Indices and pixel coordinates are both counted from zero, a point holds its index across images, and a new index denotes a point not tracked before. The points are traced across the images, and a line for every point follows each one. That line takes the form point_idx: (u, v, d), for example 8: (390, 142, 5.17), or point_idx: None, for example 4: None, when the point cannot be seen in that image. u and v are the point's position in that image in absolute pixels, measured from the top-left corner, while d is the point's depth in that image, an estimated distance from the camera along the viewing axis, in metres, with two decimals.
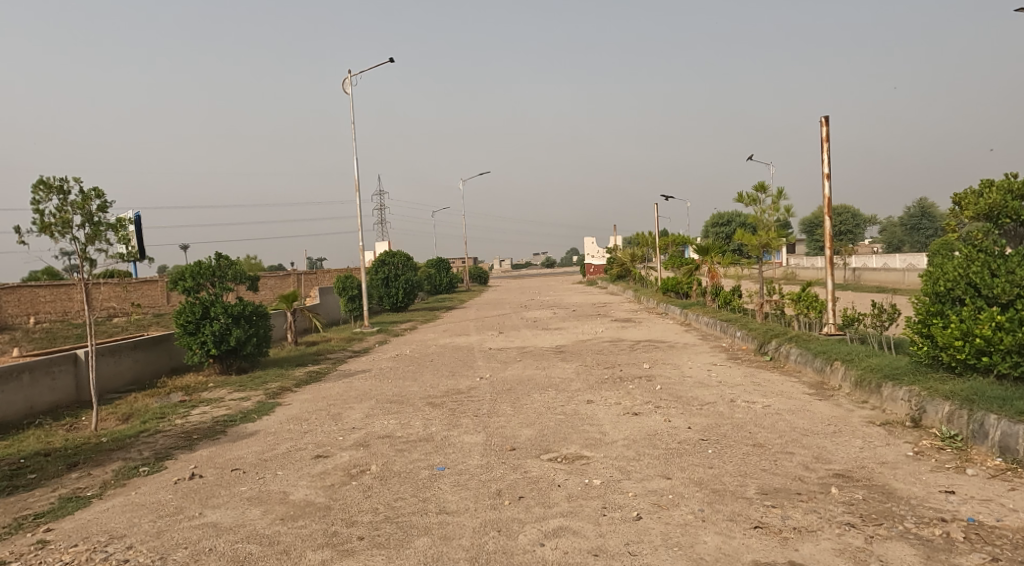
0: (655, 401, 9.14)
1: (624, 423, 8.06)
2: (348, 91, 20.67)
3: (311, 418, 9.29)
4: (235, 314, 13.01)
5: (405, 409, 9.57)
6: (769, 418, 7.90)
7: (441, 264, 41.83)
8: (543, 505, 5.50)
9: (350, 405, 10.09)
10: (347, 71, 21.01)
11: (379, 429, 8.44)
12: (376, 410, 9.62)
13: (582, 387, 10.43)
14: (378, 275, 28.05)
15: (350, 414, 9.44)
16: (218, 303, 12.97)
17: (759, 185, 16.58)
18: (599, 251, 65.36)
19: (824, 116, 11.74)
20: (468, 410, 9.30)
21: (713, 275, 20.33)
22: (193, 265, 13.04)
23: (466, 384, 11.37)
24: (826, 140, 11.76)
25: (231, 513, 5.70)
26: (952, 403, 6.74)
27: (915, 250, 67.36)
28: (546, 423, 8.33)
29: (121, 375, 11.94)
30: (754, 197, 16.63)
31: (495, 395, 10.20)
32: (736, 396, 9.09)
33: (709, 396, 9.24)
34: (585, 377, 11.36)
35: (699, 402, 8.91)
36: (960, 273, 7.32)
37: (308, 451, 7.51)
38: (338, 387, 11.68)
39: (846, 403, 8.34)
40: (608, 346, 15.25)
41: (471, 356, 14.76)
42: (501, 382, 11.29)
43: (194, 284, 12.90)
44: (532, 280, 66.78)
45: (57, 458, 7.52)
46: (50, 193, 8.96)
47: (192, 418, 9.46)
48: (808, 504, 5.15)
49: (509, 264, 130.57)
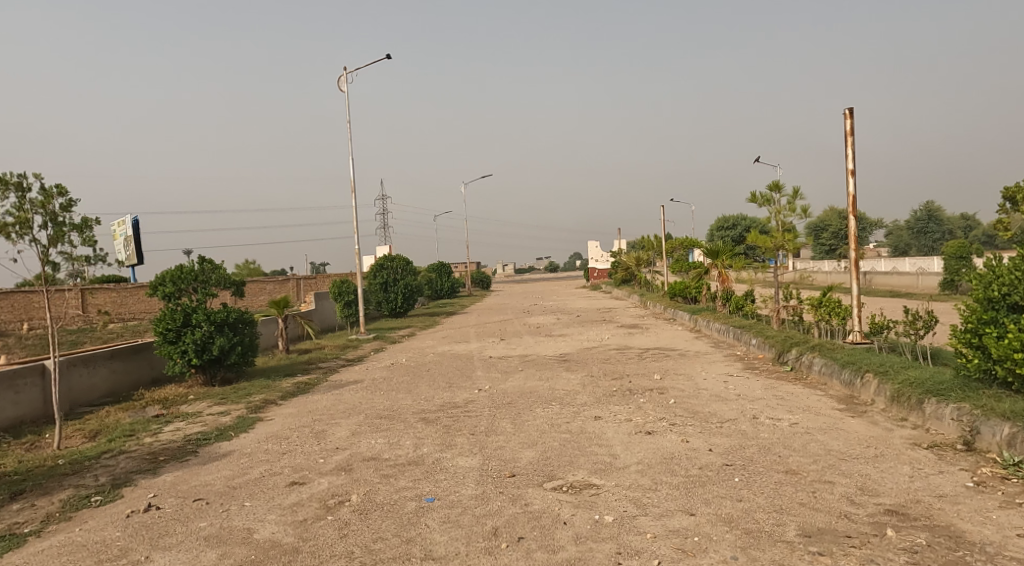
0: (669, 418, 8.32)
1: (637, 444, 7.26)
2: (343, 89, 20.00)
3: (292, 437, 8.49)
4: (218, 322, 12.20)
5: (396, 426, 8.77)
6: (799, 439, 7.07)
7: (444, 270, 40.80)
8: (546, 550, 4.68)
9: (337, 421, 9.28)
10: (342, 67, 20.35)
11: (366, 450, 7.63)
12: (365, 427, 8.83)
13: (588, 401, 9.63)
14: (376, 279, 27.31)
15: (336, 431, 8.64)
16: (200, 309, 12.17)
17: (774, 184, 15.81)
18: (604, 254, 64.49)
19: (847, 108, 10.92)
20: (464, 428, 8.51)
21: (724, 279, 19.50)
22: (174, 269, 12.25)
23: (463, 397, 10.55)
24: (851, 133, 10.98)
25: (183, 557, 4.89)
26: (1014, 424, 5.91)
27: (922, 253, 66.46)
28: (549, 442, 7.53)
29: (94, 388, 11.15)
30: (768, 196, 15.86)
31: (494, 410, 9.41)
32: (760, 413, 8.26)
33: (729, 412, 8.43)
34: (593, 389, 10.54)
35: (719, 419, 8.09)
36: (1017, 276, 6.49)
37: (284, 477, 6.70)
38: (326, 399, 10.89)
39: (883, 421, 7.52)
40: (616, 353, 14.46)
41: (470, 365, 13.97)
42: (501, 394, 10.50)
43: (174, 290, 12.11)
44: (535, 284, 66.25)
45: (3, 485, 6.71)
46: (7, 190, 8.20)
47: (164, 436, 8.66)
48: (862, 553, 4.32)
49: (512, 268, 129.85)
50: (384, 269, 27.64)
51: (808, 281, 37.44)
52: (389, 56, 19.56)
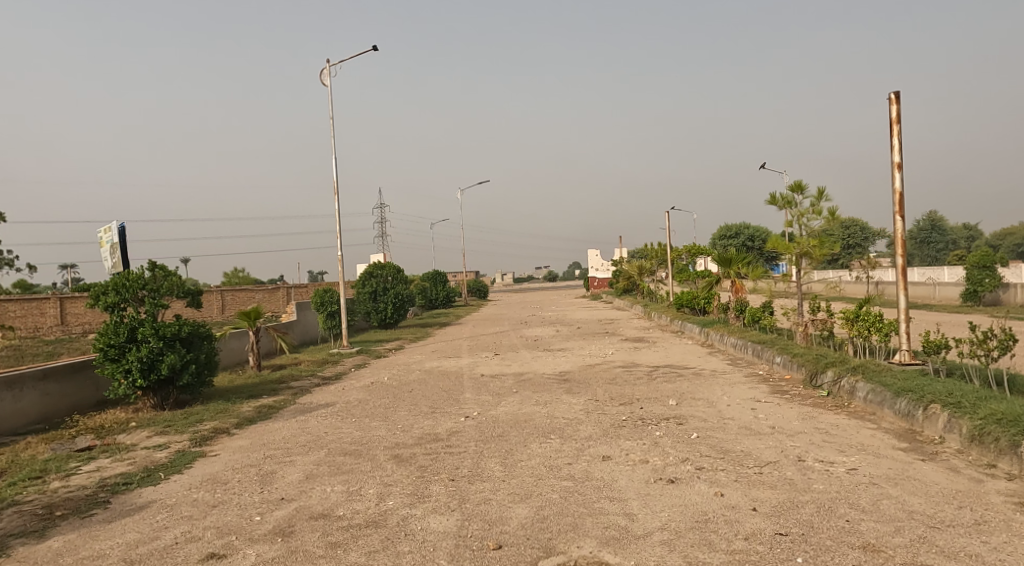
0: (694, 460, 6.78)
1: (657, 499, 5.72)
2: (326, 83, 18.54)
3: (233, 480, 6.95)
4: (170, 337, 10.67)
5: (361, 466, 7.23)
6: (866, 494, 5.54)
7: (438, 277, 39.46)
8: None
9: (292, 458, 7.74)
10: (325, 60, 18.89)
11: (317, 502, 6.10)
12: (324, 467, 7.29)
13: (594, 434, 8.10)
14: (365, 288, 25.81)
15: (288, 473, 7.11)
16: (148, 322, 10.62)
17: (796, 184, 14.37)
18: (603, 263, 63.35)
19: (893, 92, 9.45)
20: (443, 470, 6.97)
21: (737, 290, 18.00)
22: (119, 276, 10.70)
23: (446, 427, 9.01)
24: (896, 121, 9.52)
25: None
26: None
27: (925, 263, 65.15)
28: (547, 494, 6.00)
29: (20, 415, 9.61)
30: (789, 198, 14.42)
31: (481, 446, 7.87)
32: (806, 454, 6.72)
33: (766, 452, 6.90)
34: (598, 417, 9.00)
35: (757, 464, 6.55)
36: None
37: (202, 546, 5.16)
38: (287, 428, 9.34)
39: (966, 469, 6.00)
40: (622, 372, 12.93)
41: (458, 385, 12.44)
42: (490, 424, 8.96)
43: (118, 300, 10.55)
44: (533, 294, 64.90)
45: None
46: None
47: (77, 477, 7.11)
48: None
49: (510, 277, 128.55)
50: (373, 277, 26.14)
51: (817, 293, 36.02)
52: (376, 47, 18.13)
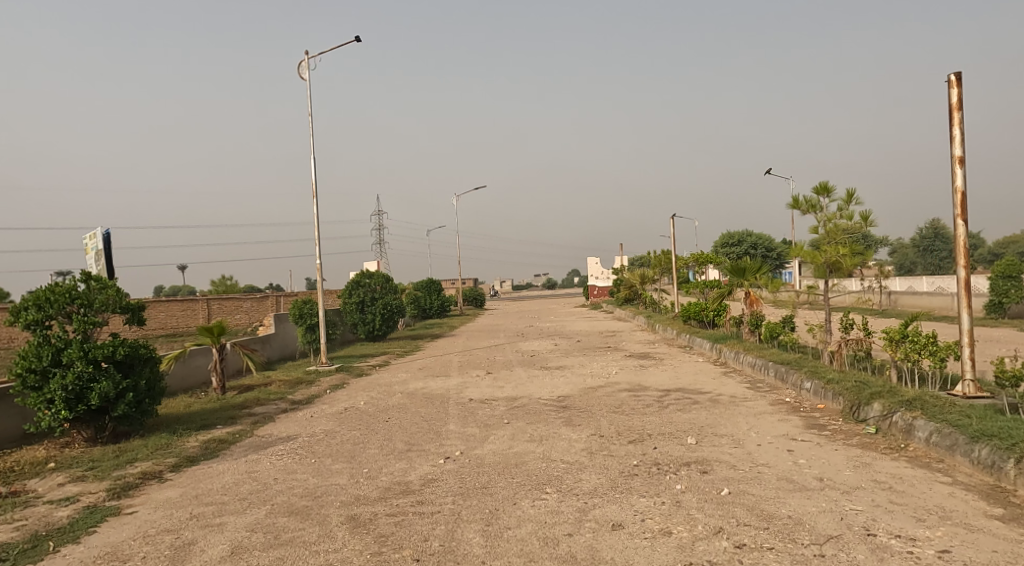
0: (730, 532, 5.25)
1: None
2: (304, 77, 17.08)
3: (138, 555, 5.40)
4: (102, 360, 9.13)
5: (306, 534, 5.70)
6: None
7: (432, 287, 38.02)
8: None
9: (224, 518, 6.20)
10: (303, 52, 17.43)
11: None
12: (259, 534, 5.76)
13: (600, 487, 6.56)
14: (351, 298, 24.27)
15: (211, 543, 5.58)
16: (76, 343, 9.09)
17: (822, 186, 12.93)
18: (603, 272, 61.90)
19: (954, 73, 8.02)
20: (409, 542, 5.44)
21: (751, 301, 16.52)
22: (42, 289, 9.20)
23: (420, 473, 7.48)
24: (956, 108, 8.09)
25: None
26: None
27: (928, 272, 63.76)
28: None
29: None
30: (814, 201, 12.98)
31: (459, 503, 6.33)
32: (875, 526, 5.21)
33: (823, 521, 5.38)
34: (604, 462, 7.46)
35: (814, 540, 5.03)
36: None
37: None
38: (232, 473, 7.79)
39: None
40: (628, 397, 11.41)
41: (442, 413, 10.90)
42: (474, 471, 7.43)
43: (39, 318, 9.04)
44: (531, 303, 63.36)
45: None
46: None
47: None
48: None
49: (508, 285, 127.07)
50: (360, 286, 24.60)
51: (840, 305, 33.59)
52: (359, 37, 16.71)
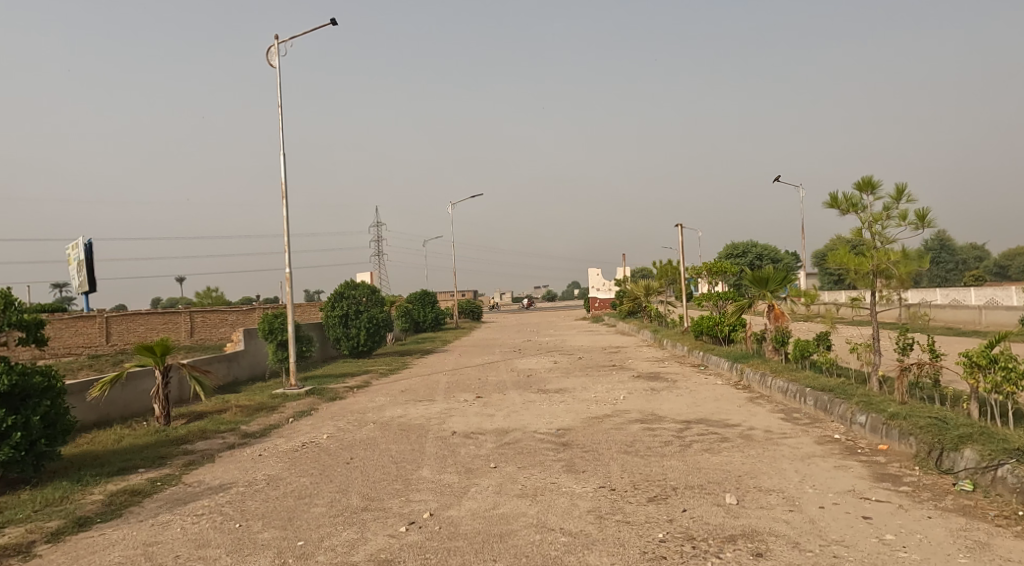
0: None
1: None
2: (273, 63, 15.30)
3: None
4: None
5: None
6: None
7: (426, 299, 36.11)
8: None
9: None
10: (273, 37, 15.67)
11: None
12: None
13: None
14: (334, 311, 22.42)
15: None
16: None
17: (865, 181, 11.05)
18: (603, 284, 60.00)
19: None
20: None
21: (776, 316, 14.57)
22: None
23: (371, 550, 5.56)
24: None
25: None
26: None
27: (934, 284, 61.81)
28: None
29: None
30: (855, 199, 11.11)
31: None
32: None
33: None
34: (620, 535, 5.54)
35: None
36: None
37: None
38: (124, 547, 5.87)
39: None
40: (642, 432, 9.50)
41: (416, 452, 8.98)
42: (443, 548, 5.50)
43: None
44: (530, 316, 61.36)
45: None
46: None
47: None
48: None
49: (507, 297, 125.15)
50: (344, 298, 22.74)
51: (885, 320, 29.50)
52: (335, 19, 14.96)
